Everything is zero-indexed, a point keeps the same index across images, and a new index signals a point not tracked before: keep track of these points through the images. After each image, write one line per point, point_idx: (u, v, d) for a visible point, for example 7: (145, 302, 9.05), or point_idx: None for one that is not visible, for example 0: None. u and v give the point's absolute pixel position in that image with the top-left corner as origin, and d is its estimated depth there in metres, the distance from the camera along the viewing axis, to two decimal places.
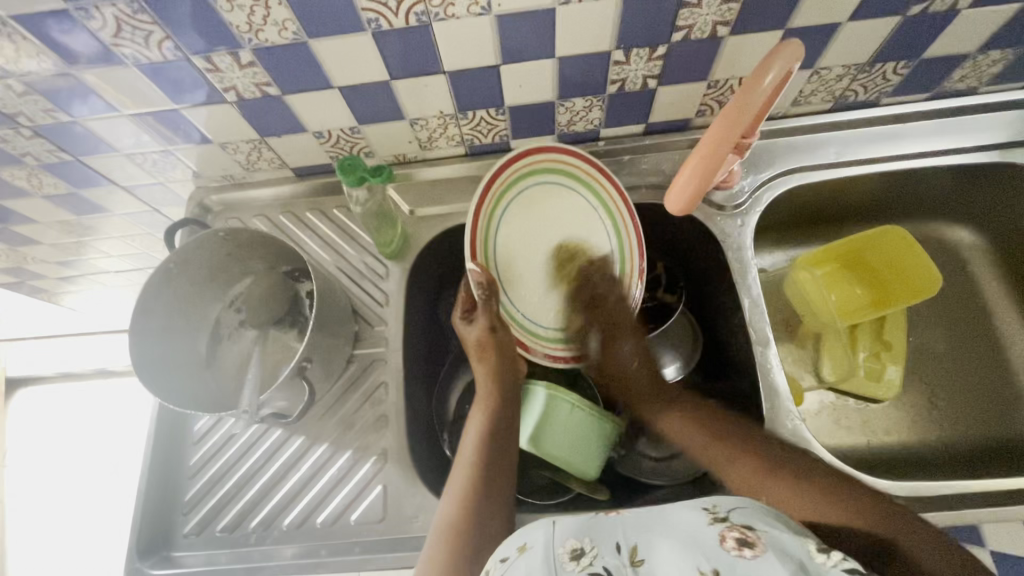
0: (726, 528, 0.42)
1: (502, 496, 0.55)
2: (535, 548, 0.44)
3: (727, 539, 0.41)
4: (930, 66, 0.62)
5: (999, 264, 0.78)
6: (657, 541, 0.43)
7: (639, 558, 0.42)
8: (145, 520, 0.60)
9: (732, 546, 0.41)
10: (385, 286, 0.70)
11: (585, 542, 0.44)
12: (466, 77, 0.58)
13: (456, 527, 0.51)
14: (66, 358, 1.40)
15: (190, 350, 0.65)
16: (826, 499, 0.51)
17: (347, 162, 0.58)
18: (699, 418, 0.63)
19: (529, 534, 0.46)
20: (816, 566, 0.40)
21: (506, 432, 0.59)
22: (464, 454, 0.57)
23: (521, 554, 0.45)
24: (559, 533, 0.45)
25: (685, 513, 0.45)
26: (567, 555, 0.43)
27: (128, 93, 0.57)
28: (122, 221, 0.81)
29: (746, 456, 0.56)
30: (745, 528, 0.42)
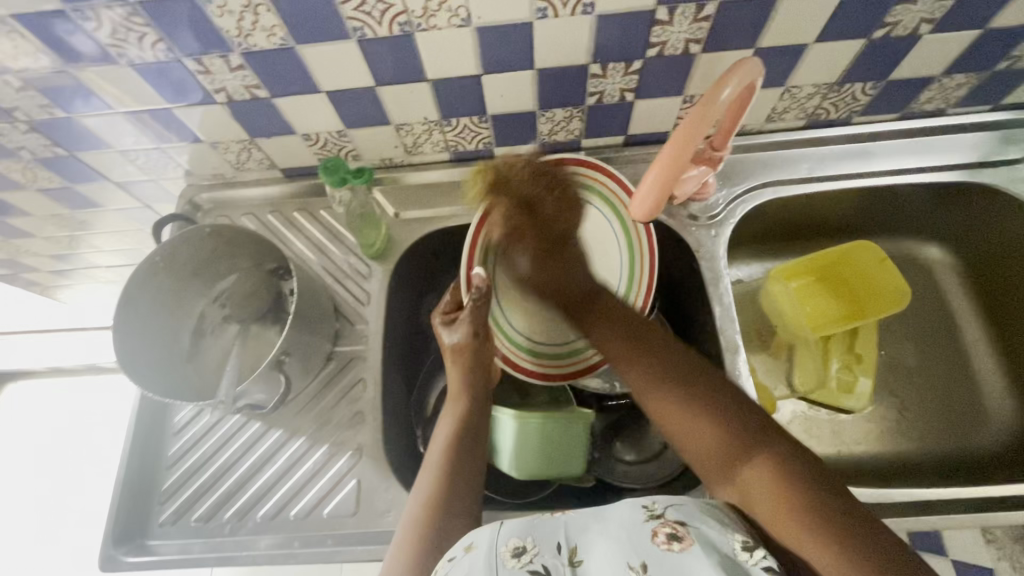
0: (659, 524, 0.42)
1: (472, 489, 0.55)
2: (479, 548, 0.44)
3: (658, 534, 0.42)
4: (898, 87, 0.65)
5: (970, 282, 0.80)
6: (596, 539, 0.43)
7: (578, 558, 0.43)
8: (122, 508, 0.61)
9: (663, 542, 0.41)
10: (368, 285, 0.71)
11: (528, 541, 0.44)
12: (449, 85, 0.60)
13: (423, 520, 0.52)
14: (57, 352, 1.41)
15: (174, 343, 0.67)
16: (727, 437, 0.47)
17: (331, 163, 0.60)
18: (638, 339, 0.56)
19: (476, 535, 0.46)
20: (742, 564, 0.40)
21: (477, 430, 0.60)
22: (436, 448, 0.58)
23: (467, 553, 0.45)
24: (503, 532, 0.45)
25: (624, 512, 0.45)
26: (508, 553, 0.43)
27: (122, 92, 0.59)
28: (115, 216, 0.83)
29: (655, 381, 0.52)
30: (677, 524, 0.42)
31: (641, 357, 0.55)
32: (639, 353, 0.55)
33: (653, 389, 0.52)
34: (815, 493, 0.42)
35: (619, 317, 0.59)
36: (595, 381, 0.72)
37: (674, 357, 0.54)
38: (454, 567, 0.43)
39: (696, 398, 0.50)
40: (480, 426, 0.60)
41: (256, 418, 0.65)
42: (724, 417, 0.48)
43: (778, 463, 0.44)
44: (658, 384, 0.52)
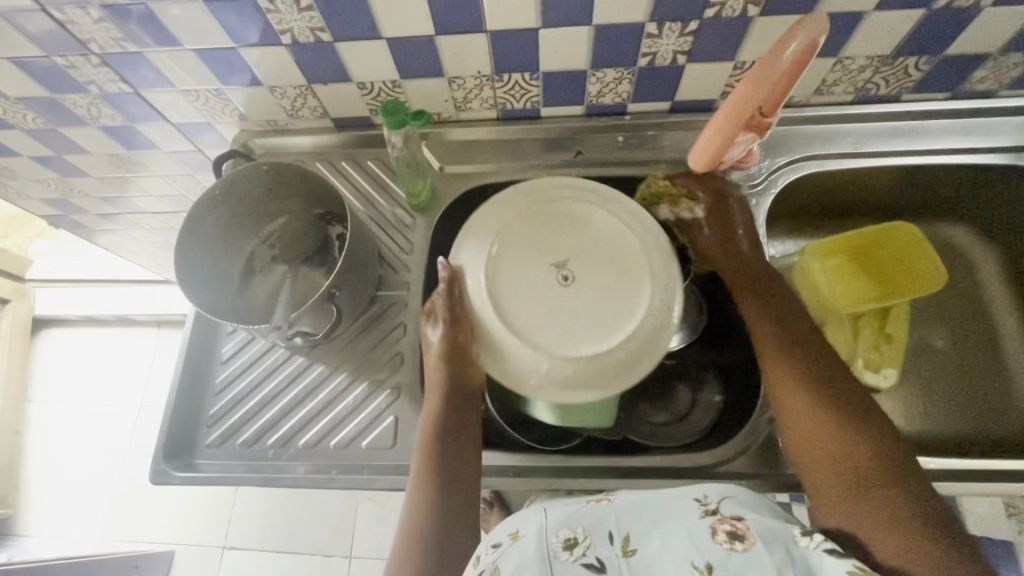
0: (717, 523, 0.49)
1: (461, 487, 0.57)
2: (528, 536, 0.51)
3: (719, 534, 0.48)
4: (951, 65, 0.65)
5: (1004, 267, 0.80)
6: (650, 530, 0.50)
7: (632, 547, 0.49)
8: (172, 427, 0.64)
9: (724, 541, 0.48)
10: (411, 235, 0.74)
11: (577, 532, 0.51)
12: (506, 38, 0.62)
13: (417, 533, 0.55)
14: (94, 300, 1.46)
15: (225, 277, 0.70)
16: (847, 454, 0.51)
17: (392, 103, 0.62)
18: (806, 347, 0.57)
19: (522, 523, 0.54)
20: (801, 552, 0.47)
21: (456, 428, 0.59)
22: (418, 446, 0.59)
23: (515, 540, 0.53)
24: (549, 522, 0.52)
25: (681, 508, 0.52)
26: (562, 545, 0.50)
27: (192, 30, 0.61)
28: (168, 159, 0.86)
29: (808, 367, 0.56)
30: (734, 521, 0.49)
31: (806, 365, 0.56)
32: (794, 358, 0.57)
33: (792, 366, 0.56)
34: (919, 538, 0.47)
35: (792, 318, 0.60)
36: None
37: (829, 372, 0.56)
38: (503, 557, 0.51)
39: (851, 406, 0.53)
40: (462, 419, 0.59)
41: (300, 353, 0.68)
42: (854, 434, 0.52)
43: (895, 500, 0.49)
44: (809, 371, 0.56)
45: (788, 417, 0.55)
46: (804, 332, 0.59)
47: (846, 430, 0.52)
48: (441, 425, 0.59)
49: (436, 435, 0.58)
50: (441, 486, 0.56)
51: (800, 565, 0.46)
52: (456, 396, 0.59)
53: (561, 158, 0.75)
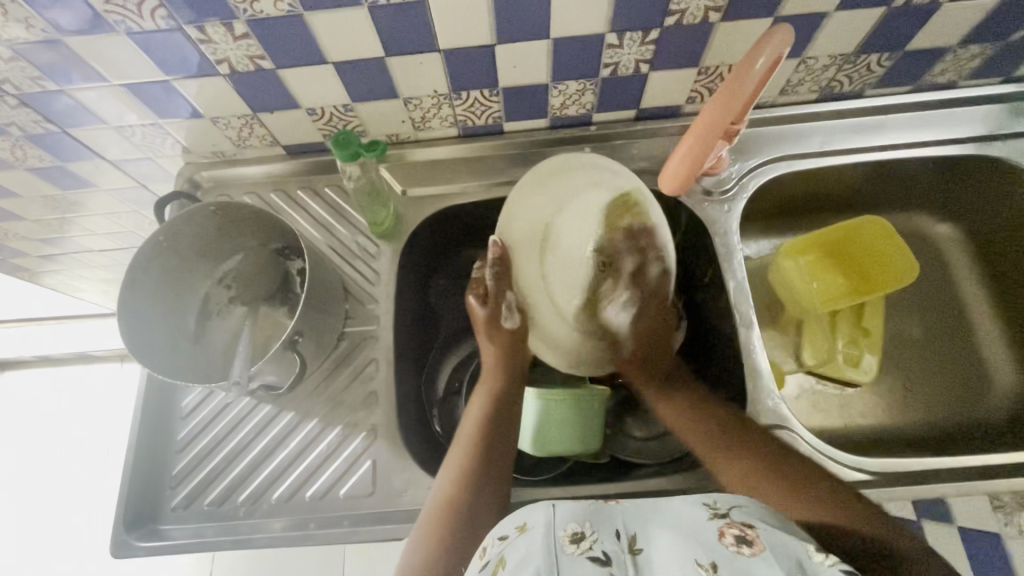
0: (725, 525, 0.43)
1: (503, 461, 0.57)
2: (537, 530, 0.44)
3: (726, 536, 0.42)
4: (912, 59, 0.64)
5: (973, 255, 0.81)
6: (657, 530, 0.44)
7: (638, 546, 0.43)
8: (132, 492, 0.60)
9: (731, 542, 0.42)
10: (377, 264, 0.70)
11: (586, 527, 0.44)
12: (460, 56, 0.58)
13: (454, 495, 0.54)
14: (44, 341, 1.36)
15: (177, 326, 0.65)
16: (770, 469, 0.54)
17: (342, 136, 0.59)
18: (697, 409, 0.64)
19: (529, 514, 0.46)
20: (814, 566, 0.41)
21: (511, 409, 0.62)
22: (468, 423, 0.61)
23: (521, 534, 0.44)
24: (561, 514, 0.45)
25: (687, 507, 0.46)
26: (568, 538, 0.43)
27: (117, 63, 0.56)
28: (109, 197, 0.80)
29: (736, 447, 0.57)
30: (745, 527, 0.44)
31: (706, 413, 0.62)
32: (699, 413, 0.63)
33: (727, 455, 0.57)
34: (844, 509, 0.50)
35: (683, 396, 0.66)
36: None
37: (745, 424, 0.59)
38: (510, 548, 0.44)
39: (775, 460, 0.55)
40: (514, 405, 0.62)
41: (267, 401, 0.64)
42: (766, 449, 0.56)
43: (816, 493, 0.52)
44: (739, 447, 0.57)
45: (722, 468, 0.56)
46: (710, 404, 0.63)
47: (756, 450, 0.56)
48: (494, 404, 0.62)
49: (488, 416, 0.61)
50: (487, 459, 0.56)
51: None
52: (511, 381, 0.64)
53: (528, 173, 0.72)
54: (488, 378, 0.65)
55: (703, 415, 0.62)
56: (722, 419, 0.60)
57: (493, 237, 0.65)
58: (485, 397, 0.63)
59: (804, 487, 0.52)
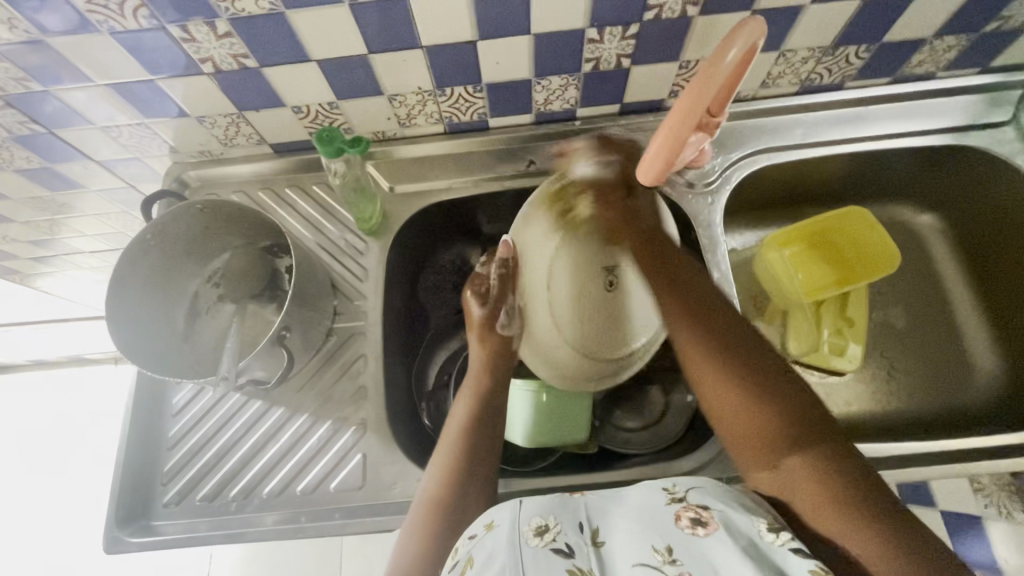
0: (682, 508, 0.44)
1: (486, 463, 0.57)
2: (502, 526, 0.45)
3: (682, 519, 0.43)
4: (890, 51, 0.65)
5: (955, 244, 0.82)
6: (617, 520, 0.45)
7: (600, 538, 0.44)
8: (123, 489, 0.60)
9: (687, 525, 0.42)
10: (365, 261, 0.71)
11: (549, 519, 0.44)
12: (443, 52, 0.59)
13: (441, 497, 0.54)
14: (37, 344, 1.36)
15: (166, 324, 0.66)
16: (763, 407, 0.48)
17: (325, 133, 0.59)
18: (707, 315, 0.55)
19: (496, 513, 0.47)
20: (766, 546, 0.41)
21: (495, 410, 0.61)
22: (452, 425, 0.60)
23: (488, 532, 0.45)
24: (525, 509, 0.46)
25: (646, 495, 0.46)
26: (532, 531, 0.43)
27: (101, 63, 0.56)
28: (98, 197, 0.80)
29: (713, 358, 0.52)
30: (700, 508, 0.44)
31: (709, 330, 0.53)
32: (698, 321, 0.54)
33: (703, 363, 0.52)
34: (840, 487, 0.43)
35: (676, 297, 0.57)
36: None
37: (748, 354, 0.51)
38: (477, 546, 0.44)
39: (754, 381, 0.49)
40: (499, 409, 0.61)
41: (257, 397, 0.65)
42: (765, 389, 0.49)
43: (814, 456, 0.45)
44: (714, 361, 0.51)
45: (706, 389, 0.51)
46: (715, 309, 0.55)
47: (754, 388, 0.49)
48: (478, 407, 0.61)
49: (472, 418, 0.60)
50: (472, 462, 0.57)
51: (764, 559, 0.40)
52: (496, 383, 0.63)
53: (513, 168, 0.73)
54: (473, 379, 0.64)
55: (701, 313, 0.55)
56: (736, 344, 0.52)
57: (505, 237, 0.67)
58: (469, 398, 0.62)
59: (799, 451, 0.45)
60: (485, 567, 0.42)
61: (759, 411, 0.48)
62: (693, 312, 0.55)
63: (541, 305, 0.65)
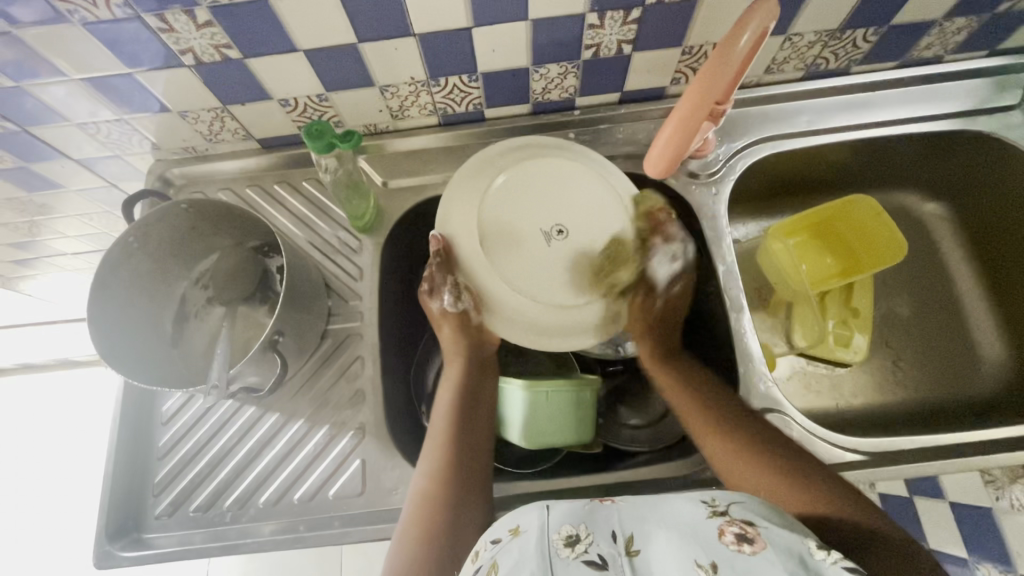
0: (725, 523, 0.43)
1: (478, 455, 0.58)
2: (529, 532, 0.43)
3: (726, 534, 0.42)
4: (898, 34, 0.63)
5: (960, 231, 0.81)
6: (655, 530, 0.43)
7: (635, 547, 0.42)
8: (114, 500, 0.58)
9: (732, 542, 0.41)
10: (359, 259, 0.68)
11: (581, 529, 0.43)
12: (437, 40, 0.56)
13: (435, 492, 0.54)
14: (24, 348, 1.32)
15: (153, 329, 0.63)
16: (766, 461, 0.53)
17: (315, 127, 0.57)
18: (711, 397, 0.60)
19: (522, 518, 0.45)
20: (817, 565, 0.40)
21: (477, 395, 0.63)
22: (438, 418, 0.61)
23: (515, 538, 0.44)
24: (554, 517, 0.44)
25: (685, 506, 0.45)
26: (562, 540, 0.42)
27: (75, 55, 0.53)
28: (78, 197, 0.77)
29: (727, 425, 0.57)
30: (745, 524, 0.42)
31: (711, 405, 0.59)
32: (705, 402, 0.60)
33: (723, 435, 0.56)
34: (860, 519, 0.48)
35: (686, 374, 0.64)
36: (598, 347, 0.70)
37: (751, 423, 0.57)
38: (502, 553, 0.43)
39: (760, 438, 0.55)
40: (478, 400, 0.62)
41: (251, 403, 0.63)
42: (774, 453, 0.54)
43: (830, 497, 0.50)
44: (731, 432, 0.56)
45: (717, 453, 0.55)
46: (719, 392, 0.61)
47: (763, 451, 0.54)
48: (460, 401, 0.61)
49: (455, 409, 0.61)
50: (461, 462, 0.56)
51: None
52: (475, 371, 0.64)
53: None
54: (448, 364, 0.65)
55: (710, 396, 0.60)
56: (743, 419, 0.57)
57: (432, 231, 0.61)
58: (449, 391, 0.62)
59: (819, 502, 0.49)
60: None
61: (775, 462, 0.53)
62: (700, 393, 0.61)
63: (500, 288, 0.60)
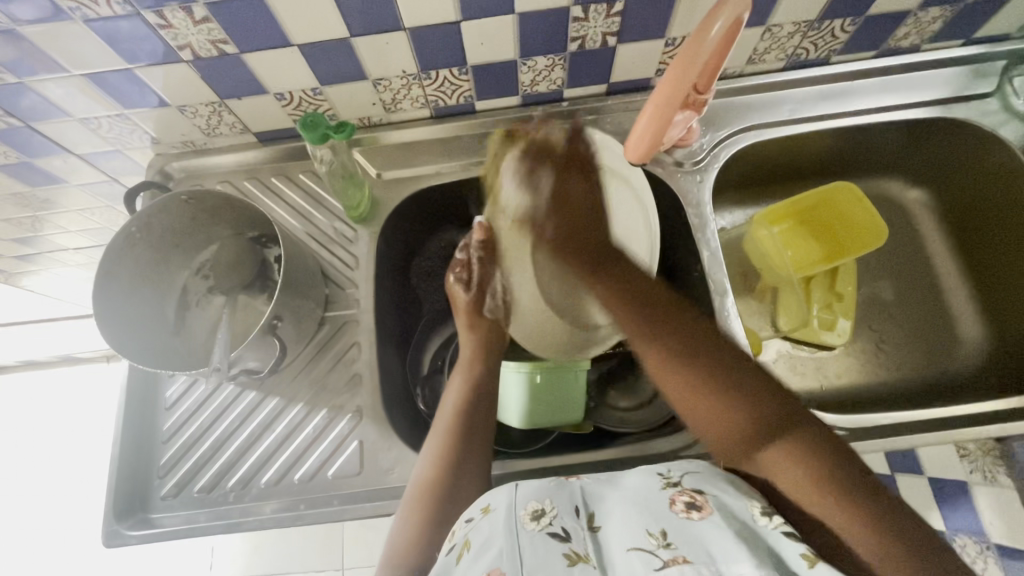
0: (676, 493, 0.44)
1: (479, 450, 0.58)
2: (498, 509, 0.45)
3: (677, 503, 0.43)
4: (875, 24, 0.65)
5: (943, 218, 0.83)
6: (613, 506, 0.45)
7: (596, 523, 0.44)
8: (120, 481, 0.60)
9: (682, 509, 0.43)
10: (354, 249, 0.70)
11: (546, 503, 0.45)
12: (427, 34, 0.58)
13: (432, 481, 0.55)
14: (26, 344, 1.34)
15: (158, 316, 0.65)
16: (736, 415, 0.48)
17: (311, 118, 0.59)
18: (659, 321, 0.55)
19: (492, 496, 0.48)
20: (760, 530, 0.41)
21: (487, 391, 0.63)
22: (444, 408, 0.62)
23: (484, 514, 0.46)
24: (521, 493, 0.46)
25: (642, 481, 0.47)
26: (528, 514, 0.44)
27: (77, 51, 0.55)
28: (80, 192, 0.79)
29: (687, 361, 0.52)
30: (695, 494, 0.44)
31: (653, 325, 0.55)
32: (648, 326, 0.55)
33: (669, 369, 0.52)
34: (822, 482, 0.44)
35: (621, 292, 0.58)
36: None
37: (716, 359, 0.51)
38: (473, 529, 0.45)
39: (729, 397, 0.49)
40: (488, 394, 0.63)
41: (252, 388, 0.65)
42: (742, 396, 0.49)
43: (797, 450, 0.45)
44: (682, 360, 0.52)
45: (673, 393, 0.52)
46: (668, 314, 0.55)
47: (727, 391, 0.49)
48: (472, 393, 0.63)
49: (463, 400, 0.62)
50: (462, 453, 0.57)
51: (755, 538, 0.41)
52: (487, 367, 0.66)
53: None
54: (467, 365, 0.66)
55: (647, 315, 0.55)
56: (705, 355, 0.52)
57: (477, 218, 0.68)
58: (461, 386, 0.63)
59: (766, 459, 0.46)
60: (481, 552, 0.42)
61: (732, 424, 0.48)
62: (642, 316, 0.55)
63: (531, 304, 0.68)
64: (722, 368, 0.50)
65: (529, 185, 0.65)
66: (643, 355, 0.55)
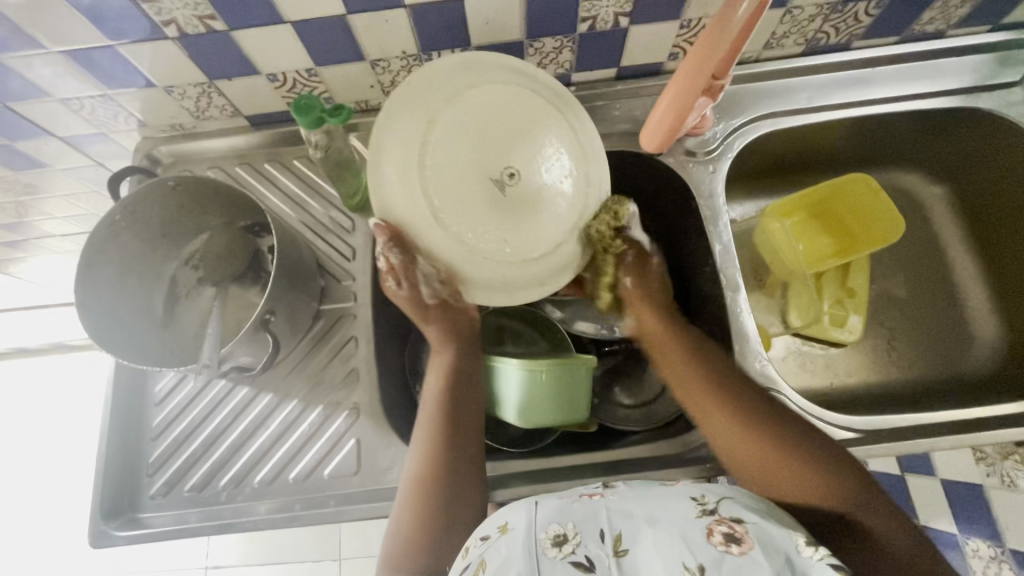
0: (713, 522, 0.42)
1: (466, 479, 0.55)
2: (519, 533, 0.44)
3: (714, 534, 0.41)
4: (900, 7, 0.62)
5: (960, 213, 0.80)
6: (642, 529, 0.42)
7: (623, 547, 0.42)
8: (108, 480, 0.58)
9: (720, 542, 0.41)
10: (352, 239, 0.67)
11: (568, 528, 0.44)
12: (428, 11, 0.55)
13: (418, 524, 0.52)
14: (18, 331, 1.31)
15: (145, 308, 0.62)
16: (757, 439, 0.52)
17: (304, 101, 0.55)
18: (691, 347, 0.60)
19: (510, 515, 0.46)
20: (803, 563, 0.40)
21: (471, 376, 0.61)
22: (428, 404, 0.59)
23: (503, 535, 0.45)
24: (541, 517, 0.45)
25: (674, 504, 0.45)
26: (550, 540, 0.42)
27: (55, 26, 0.52)
28: (65, 177, 0.75)
29: (709, 386, 0.56)
30: (733, 523, 0.42)
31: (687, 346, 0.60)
32: (680, 348, 0.60)
33: (696, 385, 0.57)
34: (841, 491, 0.50)
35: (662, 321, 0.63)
36: (589, 327, 0.72)
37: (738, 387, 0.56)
38: (490, 551, 0.43)
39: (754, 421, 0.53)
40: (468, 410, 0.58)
41: (243, 383, 0.63)
42: (760, 421, 0.53)
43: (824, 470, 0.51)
44: (710, 384, 0.56)
45: (702, 415, 0.56)
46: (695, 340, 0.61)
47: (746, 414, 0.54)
48: (443, 416, 0.57)
49: (439, 427, 0.57)
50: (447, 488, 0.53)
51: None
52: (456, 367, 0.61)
53: None
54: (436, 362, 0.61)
55: (682, 342, 0.60)
56: (733, 380, 0.56)
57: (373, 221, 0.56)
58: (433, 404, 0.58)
59: (795, 477, 0.51)
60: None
61: (762, 443, 0.52)
62: (677, 340, 0.61)
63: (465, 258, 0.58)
64: (745, 395, 0.55)
65: (403, 128, 0.56)
66: (673, 378, 0.59)
